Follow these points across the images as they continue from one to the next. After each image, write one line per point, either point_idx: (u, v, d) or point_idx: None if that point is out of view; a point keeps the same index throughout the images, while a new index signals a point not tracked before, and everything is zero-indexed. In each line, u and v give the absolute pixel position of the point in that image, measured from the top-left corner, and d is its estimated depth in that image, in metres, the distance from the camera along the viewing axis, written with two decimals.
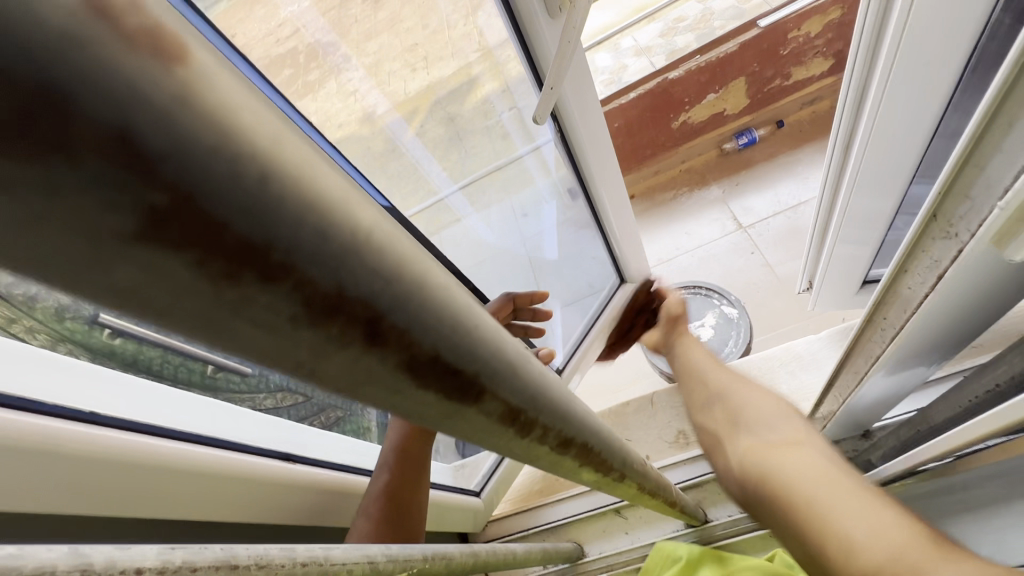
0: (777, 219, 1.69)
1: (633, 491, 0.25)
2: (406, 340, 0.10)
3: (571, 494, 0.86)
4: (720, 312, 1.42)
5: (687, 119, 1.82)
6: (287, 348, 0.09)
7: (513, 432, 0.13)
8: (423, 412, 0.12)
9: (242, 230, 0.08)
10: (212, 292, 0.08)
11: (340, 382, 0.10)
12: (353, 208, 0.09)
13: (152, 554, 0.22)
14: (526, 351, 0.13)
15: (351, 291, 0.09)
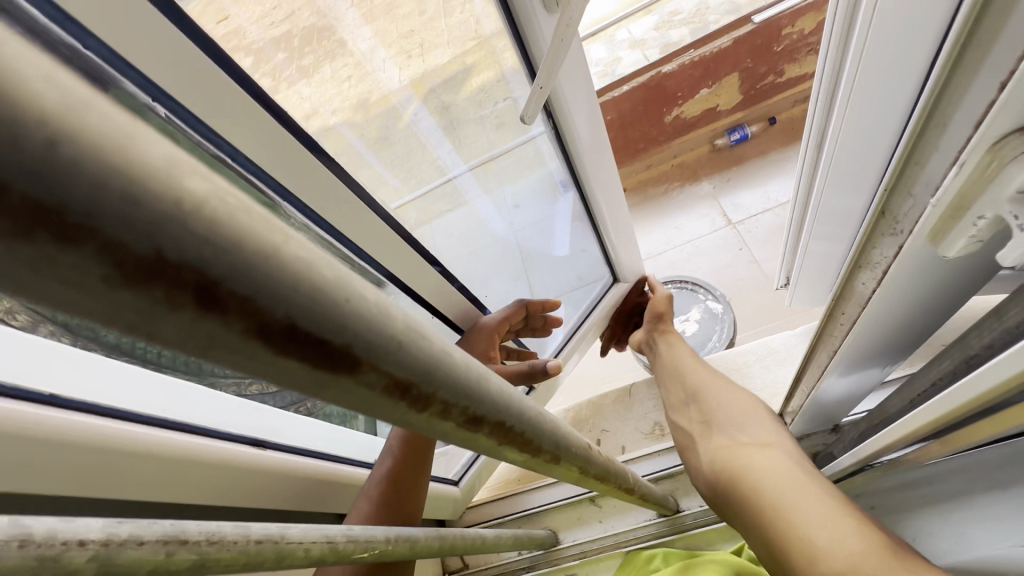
0: (766, 216, 1.70)
1: (577, 473, 0.26)
2: (252, 307, 0.10)
3: (548, 482, 0.87)
4: (705, 307, 1.43)
5: (680, 113, 1.83)
6: (110, 310, 0.09)
7: (406, 405, 0.14)
8: (296, 380, 0.12)
9: (28, 191, 0.07)
10: (3, 252, 0.07)
11: (186, 345, 0.10)
12: (175, 173, 0.09)
13: (97, 527, 0.23)
14: (413, 325, 0.13)
15: (174, 256, 0.09)
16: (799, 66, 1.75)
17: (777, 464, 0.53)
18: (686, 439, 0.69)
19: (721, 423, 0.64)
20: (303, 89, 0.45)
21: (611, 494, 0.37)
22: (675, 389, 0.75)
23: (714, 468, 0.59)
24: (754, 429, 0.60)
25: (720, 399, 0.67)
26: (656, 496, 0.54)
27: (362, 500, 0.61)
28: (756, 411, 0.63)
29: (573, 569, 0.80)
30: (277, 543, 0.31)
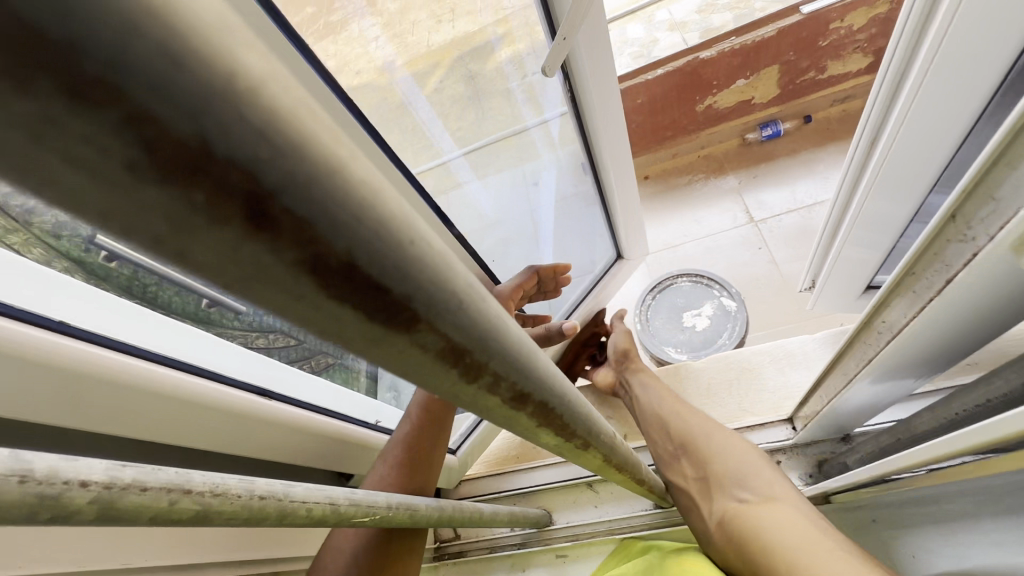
0: (790, 217, 1.67)
1: (603, 464, 0.25)
2: (305, 231, 0.09)
3: (546, 463, 0.87)
4: (717, 303, 1.42)
5: (713, 103, 1.77)
6: (141, 214, 0.07)
7: (456, 372, 0.13)
8: (339, 329, 0.11)
9: (41, 21, 0.05)
10: (2, 108, 0.06)
11: (224, 273, 0.09)
12: (230, 46, 0.07)
13: (100, 469, 0.22)
14: (467, 279, 0.12)
15: (222, 151, 0.07)
16: (841, 64, 1.68)
17: (788, 518, 0.52)
18: (686, 496, 0.68)
19: (720, 480, 0.63)
20: (328, 47, 0.42)
21: (624, 485, 0.36)
22: (662, 440, 0.73)
23: (729, 538, 0.58)
24: (755, 479, 0.60)
25: (712, 447, 0.67)
26: (660, 489, 0.53)
27: (383, 463, 0.61)
28: (751, 459, 0.63)
29: (563, 550, 0.80)
30: (281, 501, 0.30)
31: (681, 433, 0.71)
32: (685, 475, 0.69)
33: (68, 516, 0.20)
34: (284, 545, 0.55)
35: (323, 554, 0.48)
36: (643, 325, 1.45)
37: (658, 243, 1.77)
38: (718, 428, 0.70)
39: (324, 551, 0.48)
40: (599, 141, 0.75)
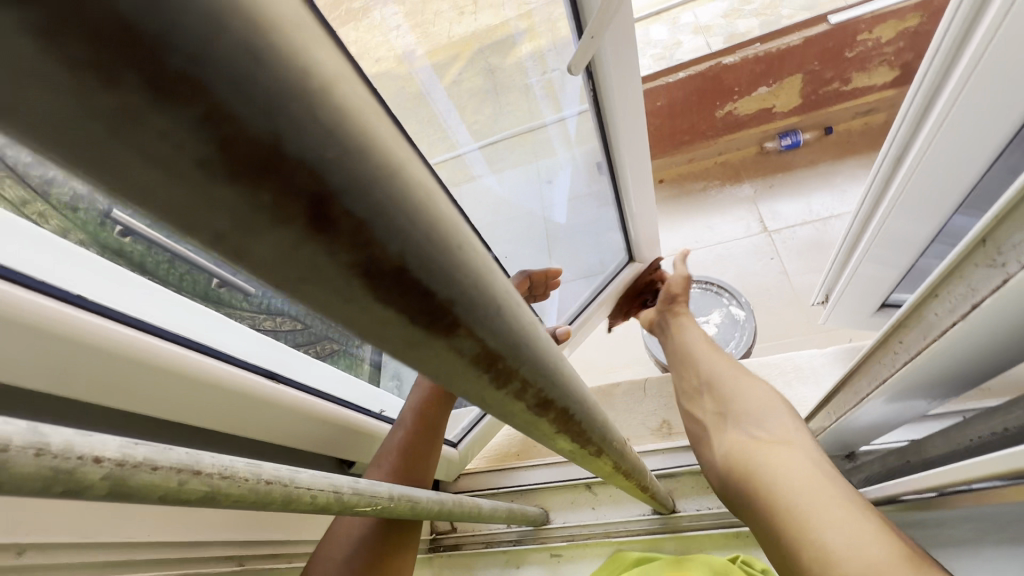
0: (805, 229, 1.65)
1: (611, 472, 0.25)
2: (360, 231, 0.09)
3: (546, 462, 0.87)
4: (726, 312, 1.41)
5: (733, 110, 1.75)
6: (208, 208, 0.08)
7: (488, 378, 0.13)
8: (381, 330, 0.11)
9: (140, 18, 0.05)
10: (96, 102, 0.06)
11: (277, 270, 0.09)
12: (308, 51, 0.08)
13: (113, 445, 0.22)
14: (503, 284, 0.12)
15: (293, 151, 0.08)
16: (867, 76, 1.65)
17: (794, 459, 0.51)
18: (701, 431, 0.68)
19: (739, 415, 0.62)
20: (349, 34, 0.42)
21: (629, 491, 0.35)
22: (687, 376, 0.74)
23: (731, 467, 0.58)
24: (773, 423, 0.58)
25: (735, 391, 0.65)
26: (660, 497, 0.53)
27: (377, 470, 0.61)
28: (774, 404, 0.61)
29: (559, 550, 0.80)
30: (287, 488, 0.30)
31: (709, 374, 0.70)
32: (704, 411, 0.68)
33: (79, 491, 0.20)
34: (284, 528, 0.56)
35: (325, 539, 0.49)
36: None
37: (670, 249, 1.76)
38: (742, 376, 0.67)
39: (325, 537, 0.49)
40: (619, 147, 0.74)
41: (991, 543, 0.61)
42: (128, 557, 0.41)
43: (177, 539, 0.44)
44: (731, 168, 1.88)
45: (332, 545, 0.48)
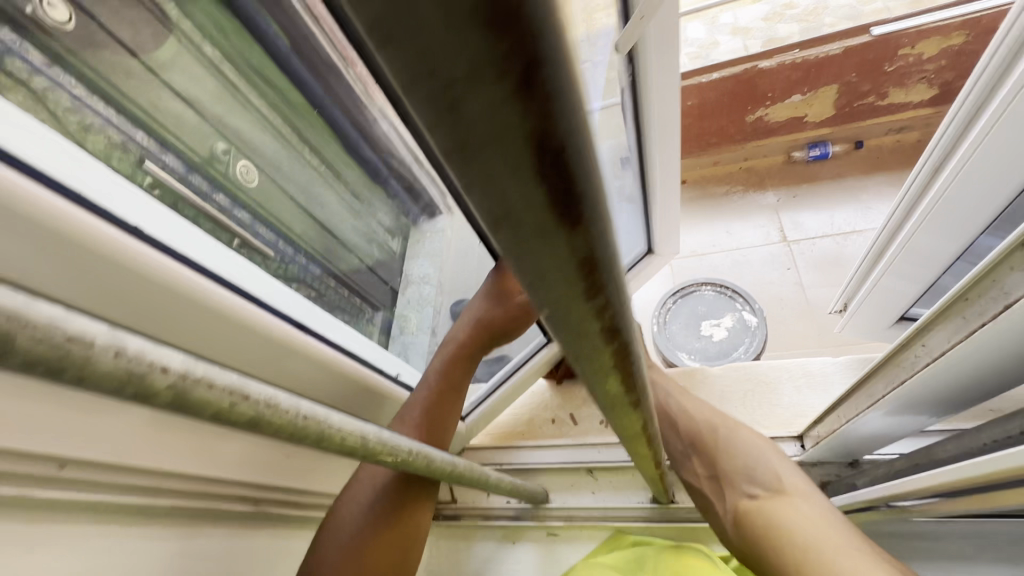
0: (825, 241, 1.65)
1: (630, 432, 0.27)
2: (548, 108, 0.10)
3: (549, 443, 0.89)
4: (739, 316, 1.42)
5: (763, 115, 1.74)
6: (452, 50, 0.08)
7: (582, 286, 0.14)
8: (520, 214, 0.12)
9: None
10: None
11: (470, 134, 0.10)
12: None
13: (179, 358, 0.23)
14: (612, 204, 0.13)
15: (540, 15, 0.08)
16: (904, 92, 1.62)
17: (810, 512, 0.55)
18: (700, 497, 0.68)
19: (731, 477, 0.64)
20: None
21: (639, 464, 0.37)
22: (675, 438, 0.73)
23: (746, 535, 0.59)
24: (766, 474, 0.62)
25: (719, 443, 0.68)
26: (667, 483, 0.54)
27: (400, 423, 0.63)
28: (758, 450, 0.65)
29: (555, 529, 0.82)
30: (322, 425, 0.31)
31: (687, 435, 0.71)
32: (697, 474, 0.69)
33: (149, 394, 0.22)
34: (300, 478, 0.58)
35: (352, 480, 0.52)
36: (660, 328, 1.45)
37: (686, 250, 1.77)
38: (721, 416, 0.71)
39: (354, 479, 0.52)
40: (650, 134, 0.74)
41: (986, 560, 0.62)
42: (158, 485, 0.43)
43: (208, 472, 0.46)
44: (755, 175, 1.88)
45: (358, 486, 0.51)
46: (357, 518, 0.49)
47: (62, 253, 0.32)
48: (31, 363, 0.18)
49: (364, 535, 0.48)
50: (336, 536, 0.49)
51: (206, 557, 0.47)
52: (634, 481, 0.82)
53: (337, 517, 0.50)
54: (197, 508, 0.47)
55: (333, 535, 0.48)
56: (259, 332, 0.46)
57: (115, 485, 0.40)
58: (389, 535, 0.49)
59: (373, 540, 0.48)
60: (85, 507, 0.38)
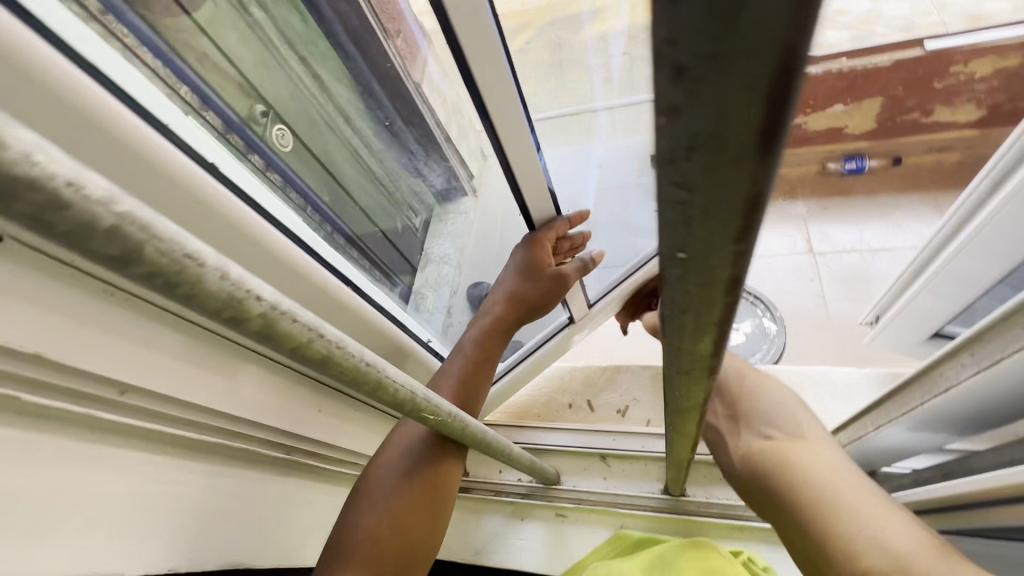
0: (852, 256, 1.60)
1: (684, 396, 0.27)
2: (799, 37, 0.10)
3: (565, 427, 0.91)
4: (759, 322, 1.47)
5: (802, 122, 1.72)
6: None
7: (735, 234, 0.14)
8: (722, 144, 0.12)
9: None
10: None
11: (725, 46, 0.10)
12: None
13: (269, 290, 0.24)
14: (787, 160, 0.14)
15: None
16: (950, 111, 1.61)
17: (831, 461, 0.49)
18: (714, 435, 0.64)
19: (748, 418, 0.60)
20: None
21: (674, 441, 0.38)
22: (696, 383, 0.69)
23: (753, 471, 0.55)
24: (787, 419, 0.56)
25: (740, 391, 0.63)
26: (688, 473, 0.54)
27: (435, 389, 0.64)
28: (783, 398, 0.60)
29: (564, 510, 0.83)
30: (381, 374, 0.32)
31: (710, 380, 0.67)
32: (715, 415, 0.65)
33: (242, 320, 0.23)
34: (330, 433, 0.59)
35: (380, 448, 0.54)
36: None
37: None
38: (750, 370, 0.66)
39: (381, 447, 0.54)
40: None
41: None
42: (205, 420, 0.44)
43: (250, 415, 0.48)
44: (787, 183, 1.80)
45: (387, 451, 0.53)
46: (388, 479, 0.50)
47: (156, 184, 0.35)
48: (151, 276, 0.19)
49: (397, 494, 0.49)
50: (366, 503, 0.49)
51: (241, 496, 0.49)
52: (647, 471, 0.83)
53: (367, 482, 0.51)
54: (238, 448, 0.48)
55: (368, 495, 0.50)
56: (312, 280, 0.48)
57: (166, 416, 0.41)
58: (422, 493, 0.51)
59: (407, 498, 0.50)
60: (141, 434, 0.40)
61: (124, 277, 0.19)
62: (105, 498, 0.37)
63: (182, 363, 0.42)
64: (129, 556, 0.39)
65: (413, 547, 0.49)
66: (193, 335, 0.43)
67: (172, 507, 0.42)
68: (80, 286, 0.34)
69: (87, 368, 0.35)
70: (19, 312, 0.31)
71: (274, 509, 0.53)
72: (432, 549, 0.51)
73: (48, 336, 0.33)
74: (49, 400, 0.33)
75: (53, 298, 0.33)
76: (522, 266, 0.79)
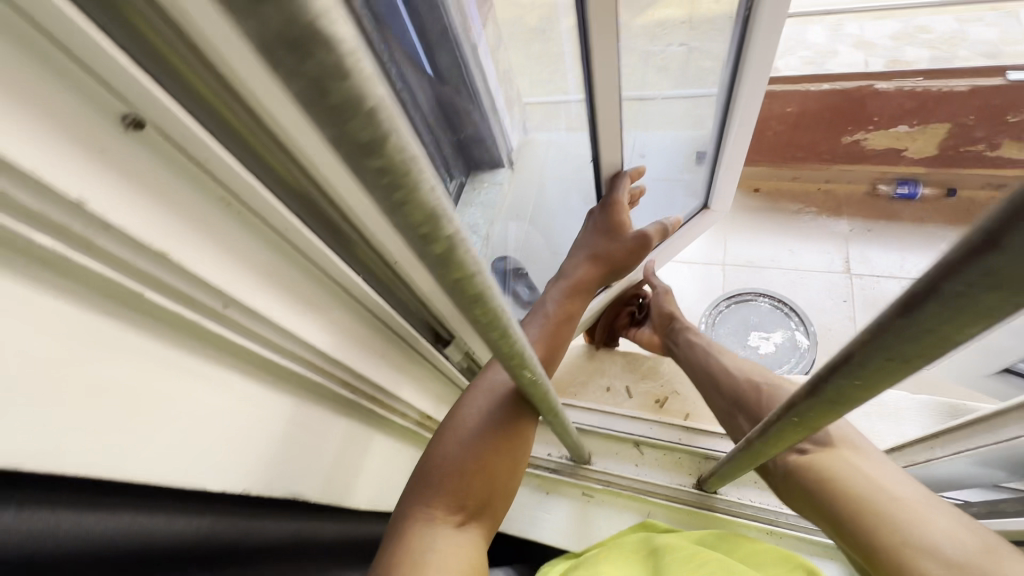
0: (890, 282, 1.56)
1: (842, 381, 0.25)
2: None
3: (609, 412, 0.92)
4: (791, 334, 1.43)
5: (862, 139, 1.65)
6: None
7: None
8: None
9: None
10: None
11: None
12: None
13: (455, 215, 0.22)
14: None
15: None
16: None
17: (871, 470, 0.54)
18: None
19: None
20: None
21: (780, 441, 0.37)
22: (722, 400, 0.76)
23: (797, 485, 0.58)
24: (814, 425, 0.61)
25: (762, 403, 0.69)
26: (745, 468, 0.53)
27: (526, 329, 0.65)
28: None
29: (591, 491, 0.83)
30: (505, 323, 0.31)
31: (732, 393, 0.74)
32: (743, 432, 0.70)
33: (433, 239, 0.21)
34: (390, 380, 0.59)
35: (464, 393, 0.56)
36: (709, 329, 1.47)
37: (742, 259, 1.68)
38: (765, 377, 0.74)
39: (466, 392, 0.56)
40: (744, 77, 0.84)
41: None
42: (290, 348, 0.43)
43: (330, 349, 0.48)
44: (833, 199, 1.80)
45: (473, 397, 0.56)
46: (473, 425, 0.54)
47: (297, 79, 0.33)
48: (382, 172, 0.17)
49: (481, 440, 0.53)
50: (451, 442, 0.53)
51: (310, 429, 0.48)
52: (680, 463, 0.83)
53: (453, 424, 0.54)
54: (313, 380, 0.48)
55: (452, 433, 0.53)
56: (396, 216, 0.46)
57: (259, 337, 0.40)
58: (503, 442, 0.54)
59: (490, 445, 0.53)
60: (232, 350, 0.39)
61: (354, 168, 0.17)
62: (193, 407, 0.36)
63: (275, 284, 0.41)
64: (208, 472, 0.38)
65: (495, 489, 0.54)
66: (290, 257, 0.41)
67: (248, 429, 0.41)
68: (197, 186, 0.33)
69: (200, 275, 0.34)
70: (148, 204, 0.30)
71: (336, 446, 0.53)
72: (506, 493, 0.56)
73: (171, 235, 0.31)
74: (163, 301, 0.32)
75: (178, 196, 0.32)
76: (600, 229, 0.89)
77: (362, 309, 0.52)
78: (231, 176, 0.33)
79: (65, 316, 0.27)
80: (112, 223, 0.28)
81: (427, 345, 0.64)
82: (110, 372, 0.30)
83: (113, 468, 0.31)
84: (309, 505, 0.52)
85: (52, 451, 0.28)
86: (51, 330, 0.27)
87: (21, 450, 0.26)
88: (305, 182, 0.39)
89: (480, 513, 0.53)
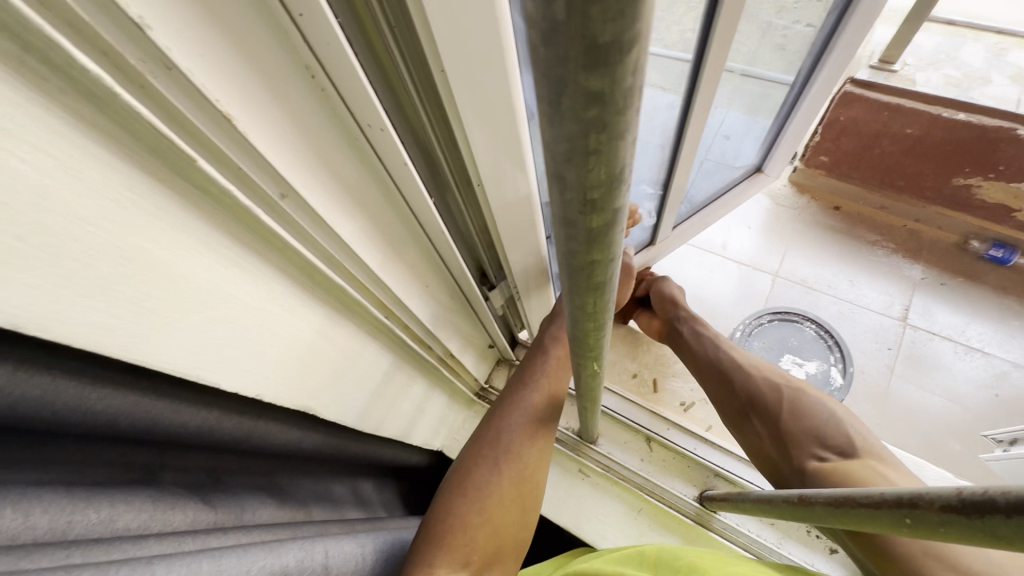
0: (944, 344, 1.36)
1: None
2: None
3: (628, 399, 0.89)
4: (826, 368, 1.29)
5: (975, 187, 1.47)
6: None
7: None
8: None
9: None
10: None
11: None
12: None
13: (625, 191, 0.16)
14: None
15: None
16: None
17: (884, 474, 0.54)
18: (761, 457, 0.68)
19: (797, 440, 0.64)
20: None
21: (852, 519, 0.33)
22: (731, 403, 0.74)
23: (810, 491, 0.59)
24: (838, 437, 0.62)
25: (782, 408, 0.67)
26: (762, 508, 0.50)
27: (544, 360, 0.66)
28: (826, 415, 0.65)
29: (588, 471, 0.81)
30: (598, 320, 0.25)
31: (748, 389, 0.72)
32: (758, 435, 0.69)
33: (595, 210, 0.15)
34: (425, 314, 0.55)
35: (471, 443, 0.60)
36: (742, 337, 1.33)
37: (795, 274, 1.50)
38: (784, 377, 0.71)
39: (473, 441, 0.60)
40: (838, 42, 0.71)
41: None
42: (339, 262, 0.38)
43: (378, 270, 0.43)
44: (915, 240, 1.58)
45: (480, 443, 0.59)
46: (484, 467, 0.56)
47: None
48: (590, 101, 0.11)
49: (489, 486, 0.55)
50: (461, 485, 0.55)
51: (336, 345, 0.45)
52: (686, 472, 0.80)
53: (461, 469, 0.57)
54: (354, 300, 0.43)
55: (457, 485, 0.55)
56: (495, 140, 0.39)
57: (315, 244, 0.35)
58: (509, 486, 0.56)
59: (498, 489, 0.55)
60: (279, 249, 0.34)
61: (551, 84, 0.11)
62: (224, 299, 0.32)
63: (342, 184, 0.35)
64: (227, 374, 0.34)
65: (509, 530, 0.55)
66: (364, 158, 0.36)
67: (276, 337, 0.37)
68: (280, 42, 0.27)
69: (267, 158, 0.28)
70: (221, 50, 0.24)
71: (358, 371, 0.50)
72: (513, 546, 0.55)
73: (242, 97, 0.26)
74: (223, 179, 0.27)
75: (259, 47, 0.26)
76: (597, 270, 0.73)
77: (420, 231, 0.47)
78: (327, 45, 0.27)
79: (104, 168, 0.22)
80: (175, 64, 0.22)
81: (473, 284, 0.59)
82: (145, 245, 0.25)
83: (126, 348, 0.27)
84: (315, 417, 0.50)
85: (61, 319, 0.24)
86: (87, 180, 0.22)
87: (26, 313, 0.22)
88: (403, 69, 0.33)
89: (488, 563, 0.51)
